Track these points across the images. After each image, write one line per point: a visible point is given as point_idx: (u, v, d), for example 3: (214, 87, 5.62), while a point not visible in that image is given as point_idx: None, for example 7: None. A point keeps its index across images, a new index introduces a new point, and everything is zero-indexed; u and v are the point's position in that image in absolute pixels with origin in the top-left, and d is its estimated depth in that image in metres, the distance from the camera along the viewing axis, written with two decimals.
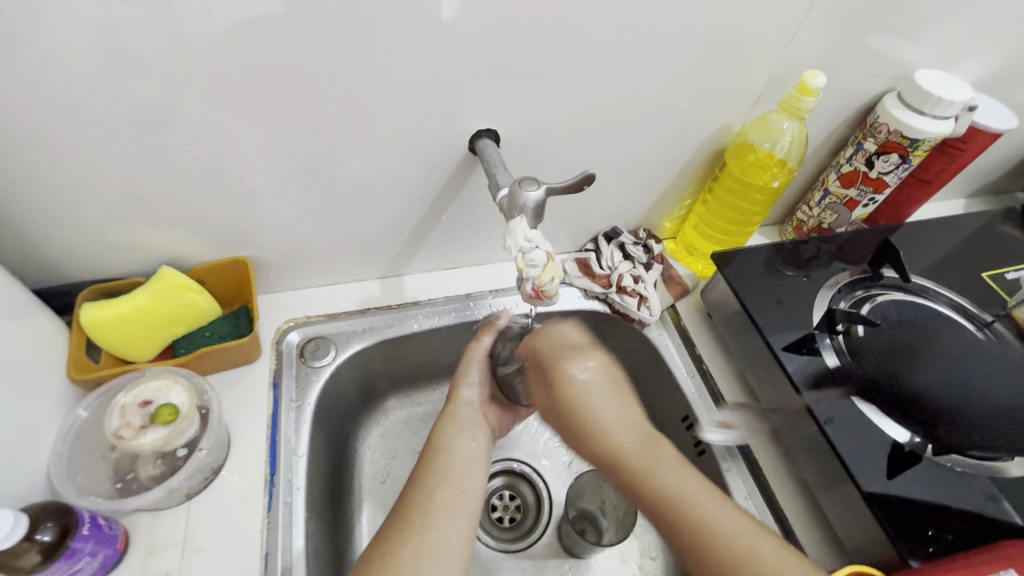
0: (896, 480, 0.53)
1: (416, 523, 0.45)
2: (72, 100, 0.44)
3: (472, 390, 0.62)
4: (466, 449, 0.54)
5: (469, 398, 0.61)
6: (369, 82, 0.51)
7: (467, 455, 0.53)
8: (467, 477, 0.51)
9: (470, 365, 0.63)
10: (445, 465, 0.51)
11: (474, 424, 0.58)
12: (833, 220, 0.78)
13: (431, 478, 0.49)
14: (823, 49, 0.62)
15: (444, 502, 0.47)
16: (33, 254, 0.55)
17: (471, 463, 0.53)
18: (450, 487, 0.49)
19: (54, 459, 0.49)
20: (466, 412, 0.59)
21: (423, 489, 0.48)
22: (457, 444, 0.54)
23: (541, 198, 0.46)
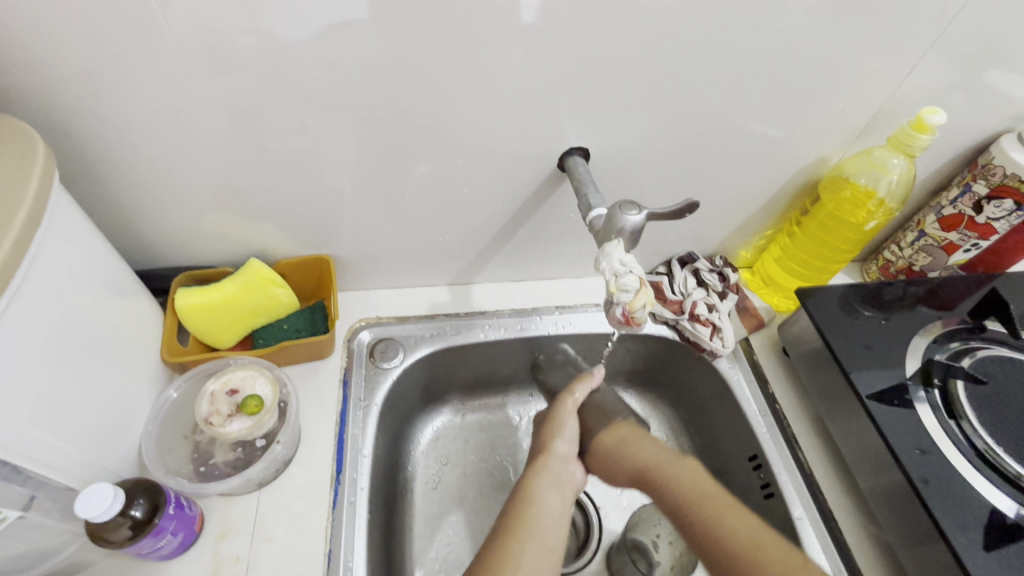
0: (997, 553, 0.49)
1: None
2: (197, 99, 0.47)
3: (568, 443, 0.56)
4: (553, 514, 0.50)
5: (564, 452, 0.56)
6: (468, 94, 0.52)
7: (551, 511, 0.50)
8: (551, 538, 0.48)
9: (563, 418, 0.58)
10: (534, 517, 0.49)
11: (567, 481, 0.54)
12: (927, 263, 0.73)
13: (521, 527, 0.48)
14: (936, 84, 0.58)
15: (531, 561, 0.45)
16: (141, 239, 0.59)
17: (555, 522, 0.49)
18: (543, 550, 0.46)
19: (145, 437, 0.51)
20: (557, 467, 0.54)
21: (514, 540, 0.46)
22: (546, 503, 0.50)
23: (641, 223, 0.45)
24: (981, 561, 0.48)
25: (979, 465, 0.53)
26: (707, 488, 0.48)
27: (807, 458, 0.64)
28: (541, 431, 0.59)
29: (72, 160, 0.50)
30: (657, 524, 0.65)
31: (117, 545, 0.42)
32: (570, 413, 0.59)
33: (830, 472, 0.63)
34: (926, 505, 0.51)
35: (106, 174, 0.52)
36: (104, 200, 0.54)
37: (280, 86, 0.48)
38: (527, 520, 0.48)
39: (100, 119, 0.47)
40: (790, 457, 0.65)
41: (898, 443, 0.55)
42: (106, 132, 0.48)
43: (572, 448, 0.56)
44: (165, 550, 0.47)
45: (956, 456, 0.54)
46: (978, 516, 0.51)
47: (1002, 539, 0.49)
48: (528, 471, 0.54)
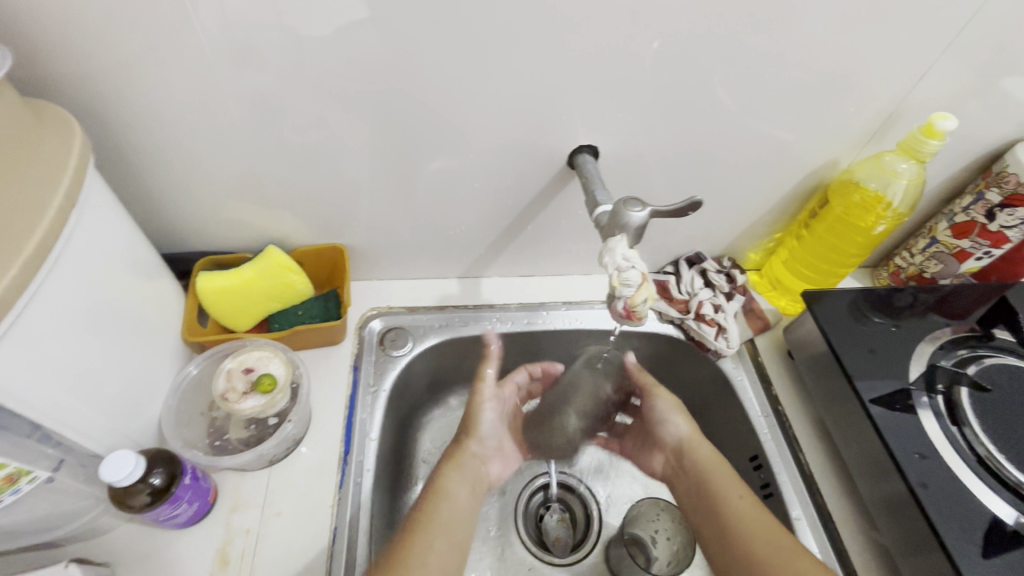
0: (994, 560, 0.49)
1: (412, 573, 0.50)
2: (222, 90, 0.50)
3: (481, 443, 0.68)
4: (456, 509, 0.59)
5: (478, 450, 0.67)
6: (482, 92, 0.53)
7: (462, 503, 0.60)
8: (461, 529, 0.58)
9: (478, 412, 0.70)
10: (441, 515, 0.57)
11: (474, 476, 0.65)
12: (938, 270, 0.72)
13: (426, 528, 0.55)
14: (948, 91, 0.58)
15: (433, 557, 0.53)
16: (165, 223, 0.62)
17: (459, 523, 0.58)
18: (443, 546, 0.54)
19: (166, 410, 0.54)
20: (471, 463, 0.65)
21: (418, 542, 0.53)
22: (453, 493, 0.60)
23: (645, 220, 0.46)
24: (976, 566, 0.48)
25: (981, 472, 0.53)
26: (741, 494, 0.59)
27: (807, 460, 0.65)
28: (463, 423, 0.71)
29: (106, 146, 0.52)
30: (654, 520, 0.66)
31: (137, 509, 0.45)
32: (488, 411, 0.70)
33: (830, 475, 0.64)
34: (924, 509, 0.52)
35: (137, 160, 0.54)
36: (134, 185, 0.57)
37: (302, 80, 0.50)
38: (435, 518, 0.57)
39: (134, 108, 0.50)
40: (790, 458, 0.65)
41: (897, 446, 0.55)
42: (139, 121, 0.51)
43: (487, 452, 0.68)
44: (181, 518, 0.49)
45: (957, 463, 0.54)
46: (975, 522, 0.51)
47: (1000, 546, 0.49)
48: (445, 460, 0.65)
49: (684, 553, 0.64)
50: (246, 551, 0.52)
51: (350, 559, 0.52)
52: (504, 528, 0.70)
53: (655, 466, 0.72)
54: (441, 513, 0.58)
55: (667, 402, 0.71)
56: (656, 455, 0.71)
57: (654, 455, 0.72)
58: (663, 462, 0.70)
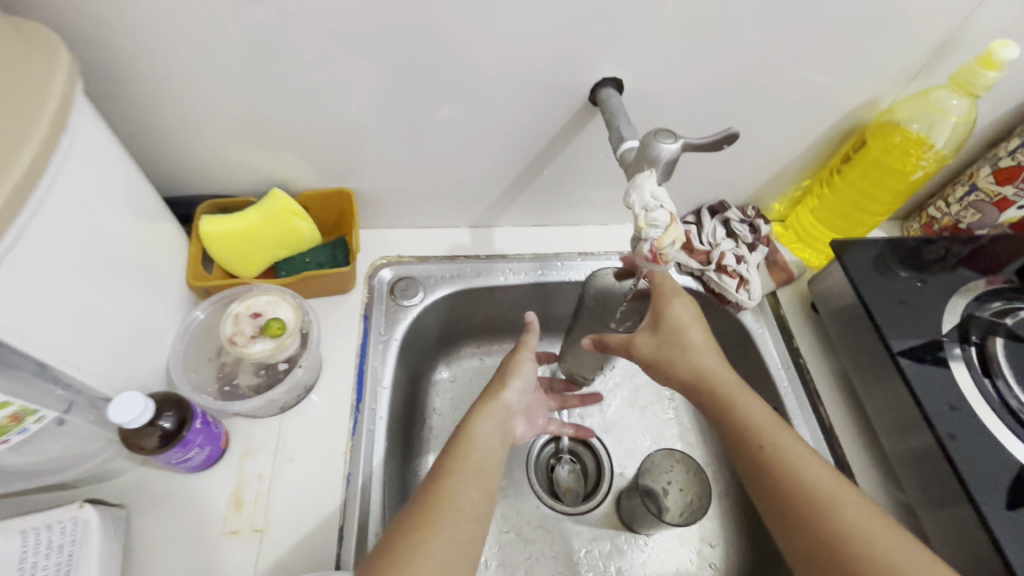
0: (1021, 510, 0.47)
1: (447, 516, 0.43)
2: (215, 15, 0.45)
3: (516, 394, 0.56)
4: (489, 450, 0.49)
5: (510, 403, 0.55)
6: (499, 16, 0.48)
7: (490, 453, 0.49)
8: (490, 477, 0.48)
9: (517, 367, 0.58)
10: (471, 457, 0.48)
11: (505, 424, 0.53)
12: (975, 220, 0.68)
13: (461, 470, 0.46)
14: (1011, 17, 0.53)
15: (469, 499, 0.44)
16: (163, 164, 0.58)
17: (494, 459, 0.49)
18: (481, 476, 0.47)
19: (173, 355, 0.52)
20: (500, 411, 0.53)
21: (454, 480, 0.45)
22: (481, 438, 0.50)
23: (676, 153, 0.43)
24: (1004, 518, 0.47)
25: (1012, 424, 0.52)
26: (765, 422, 0.49)
27: (827, 414, 0.63)
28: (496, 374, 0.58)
29: (96, 77, 0.49)
30: (667, 471, 0.65)
31: (149, 452, 0.45)
32: (528, 361, 0.58)
33: (851, 430, 0.62)
34: (951, 461, 0.50)
35: (129, 92, 0.51)
36: (128, 121, 0.53)
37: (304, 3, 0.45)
38: (465, 460, 0.47)
39: (118, 31, 0.45)
40: (811, 412, 0.63)
41: (926, 399, 0.53)
42: (126, 47, 0.47)
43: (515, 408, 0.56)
44: (193, 462, 0.48)
45: (989, 415, 0.52)
46: (1006, 474, 0.49)
47: None
48: (478, 399, 0.55)
49: (698, 504, 0.63)
50: (259, 495, 0.51)
51: (365, 503, 0.52)
52: (517, 479, 0.70)
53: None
54: (472, 460, 0.47)
55: (656, 348, 0.54)
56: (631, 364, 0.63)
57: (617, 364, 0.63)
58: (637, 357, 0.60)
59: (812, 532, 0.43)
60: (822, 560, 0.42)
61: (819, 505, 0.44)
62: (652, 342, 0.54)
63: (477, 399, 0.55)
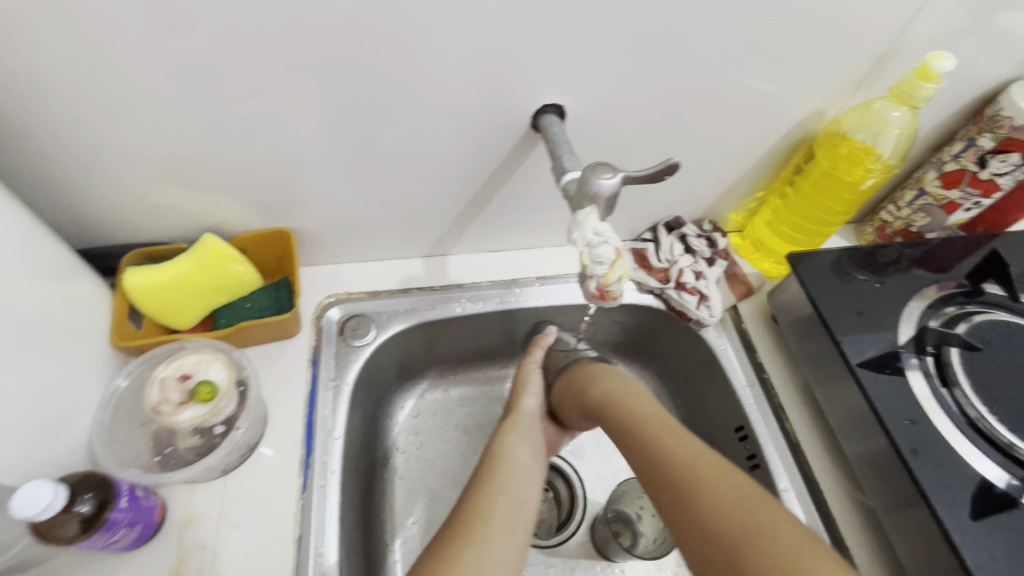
0: (983, 523, 0.47)
1: (478, 534, 0.45)
2: (116, 59, 0.42)
3: (533, 399, 0.62)
4: (525, 465, 0.53)
5: (530, 407, 0.61)
6: (429, 43, 0.46)
7: (522, 464, 0.53)
8: (524, 490, 0.51)
9: (528, 375, 0.64)
10: (502, 472, 0.52)
11: (536, 434, 0.58)
12: (925, 224, 0.69)
13: (492, 484, 0.50)
14: (944, 27, 0.53)
15: (504, 513, 0.48)
16: (80, 215, 0.54)
17: (528, 475, 0.53)
18: (514, 489, 0.50)
19: (95, 427, 0.48)
20: (526, 423, 0.59)
21: (480, 501, 0.48)
22: (515, 457, 0.54)
23: (616, 188, 0.41)
24: (969, 532, 0.47)
25: (970, 434, 0.51)
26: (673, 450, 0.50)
27: (793, 428, 0.63)
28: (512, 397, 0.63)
29: None
30: (638, 496, 0.65)
31: (67, 541, 0.41)
32: (534, 371, 0.64)
33: (817, 443, 0.62)
34: (914, 477, 0.50)
35: (28, 144, 0.46)
36: (31, 172, 0.49)
37: (215, 42, 0.42)
38: (498, 471, 0.52)
39: (5, 80, 0.41)
40: (777, 428, 0.63)
41: (887, 414, 0.53)
42: (17, 97, 0.43)
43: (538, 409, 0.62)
44: (121, 544, 0.45)
45: (947, 425, 0.52)
46: (965, 485, 0.49)
47: (989, 508, 0.48)
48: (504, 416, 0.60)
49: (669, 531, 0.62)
50: (201, 569, 0.48)
51: (319, 567, 0.49)
52: None
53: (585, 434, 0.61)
54: (502, 473, 0.51)
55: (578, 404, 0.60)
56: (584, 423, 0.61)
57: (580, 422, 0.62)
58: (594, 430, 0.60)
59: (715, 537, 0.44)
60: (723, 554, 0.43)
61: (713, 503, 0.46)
62: (603, 395, 0.58)
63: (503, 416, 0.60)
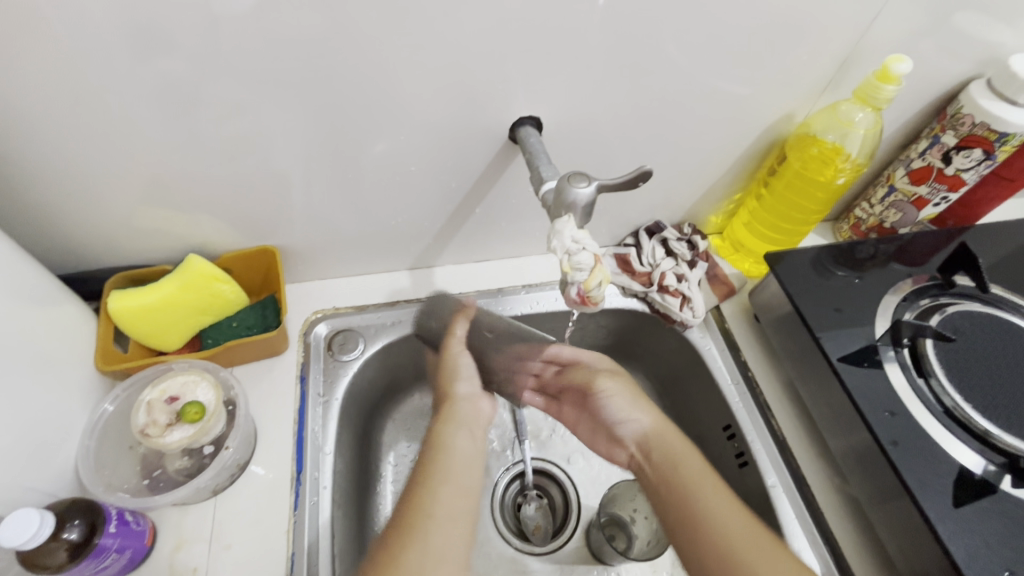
0: (965, 509, 0.48)
1: (421, 528, 0.41)
2: (94, 86, 0.42)
3: (467, 383, 0.56)
4: (466, 452, 0.49)
5: (466, 393, 0.56)
6: (405, 62, 0.47)
7: (462, 452, 0.49)
8: (466, 478, 0.46)
9: (456, 359, 0.58)
10: (443, 461, 0.47)
11: (477, 422, 0.53)
12: (897, 220, 0.71)
13: (432, 475, 0.45)
14: (901, 31, 0.55)
15: (445, 506, 0.43)
16: (62, 242, 0.54)
17: (470, 462, 0.48)
18: (457, 478, 0.46)
19: (82, 453, 0.48)
20: (461, 408, 0.53)
21: (424, 490, 0.44)
22: (454, 443, 0.49)
23: (592, 196, 0.42)
24: (951, 519, 0.48)
25: (947, 423, 0.53)
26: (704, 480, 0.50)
27: (779, 424, 0.64)
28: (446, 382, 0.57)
29: None
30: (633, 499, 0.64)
31: (55, 570, 0.41)
32: (463, 353, 0.58)
33: (802, 438, 0.63)
34: (895, 468, 0.51)
35: (7, 174, 0.47)
36: (12, 201, 0.49)
37: (193, 66, 0.43)
38: (437, 462, 0.47)
39: None
40: (763, 425, 0.64)
41: (867, 407, 0.54)
42: None
43: (474, 390, 0.56)
44: (111, 570, 0.45)
45: (926, 416, 0.53)
46: (946, 474, 0.50)
47: (969, 495, 0.49)
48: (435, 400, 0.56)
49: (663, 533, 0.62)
50: None
51: None
52: (482, 525, 0.68)
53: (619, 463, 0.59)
54: (444, 464, 0.47)
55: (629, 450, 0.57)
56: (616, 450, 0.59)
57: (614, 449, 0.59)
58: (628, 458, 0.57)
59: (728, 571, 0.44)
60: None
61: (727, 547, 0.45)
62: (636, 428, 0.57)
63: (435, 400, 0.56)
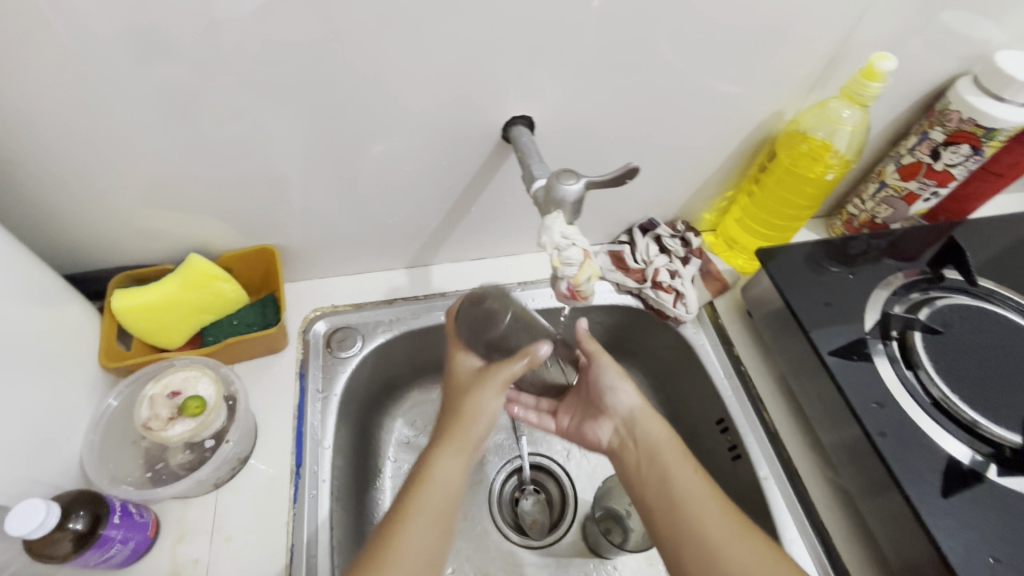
0: (953, 499, 0.49)
1: (386, 573, 0.42)
2: (97, 90, 0.44)
3: (485, 421, 0.52)
4: (452, 492, 0.48)
5: (479, 431, 0.52)
6: (399, 64, 0.48)
7: (450, 492, 0.48)
8: (445, 519, 0.47)
9: (490, 388, 0.52)
10: (426, 502, 0.47)
11: (474, 455, 0.52)
12: (888, 215, 0.72)
13: (408, 517, 0.46)
14: (888, 29, 0.56)
15: (414, 551, 0.44)
16: (67, 242, 0.56)
17: (452, 501, 0.48)
18: (434, 520, 0.46)
19: (87, 447, 0.50)
20: (468, 443, 0.51)
21: (397, 535, 0.45)
22: (446, 486, 0.48)
23: (581, 192, 0.43)
24: (938, 508, 0.49)
25: (935, 414, 0.53)
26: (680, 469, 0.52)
27: (771, 418, 0.64)
28: (457, 399, 0.53)
29: None
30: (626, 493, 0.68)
31: (61, 559, 0.42)
32: (499, 393, 0.52)
33: (794, 431, 0.64)
34: (884, 459, 0.52)
35: (13, 176, 0.48)
36: (17, 202, 0.50)
37: (192, 69, 0.44)
38: (421, 502, 0.47)
39: None
40: (755, 418, 0.65)
41: (856, 399, 0.55)
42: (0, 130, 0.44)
43: (490, 429, 0.53)
44: (115, 559, 0.46)
45: (914, 408, 0.54)
46: (934, 464, 0.51)
47: (957, 484, 0.50)
48: (447, 419, 0.53)
49: None
50: None
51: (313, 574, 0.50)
52: (480, 519, 0.69)
53: (600, 436, 0.59)
54: (427, 506, 0.47)
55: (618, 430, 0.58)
56: (600, 422, 0.59)
57: (598, 422, 0.59)
58: (611, 432, 0.58)
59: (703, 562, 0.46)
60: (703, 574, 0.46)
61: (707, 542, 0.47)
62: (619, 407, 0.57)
63: (446, 424, 0.53)
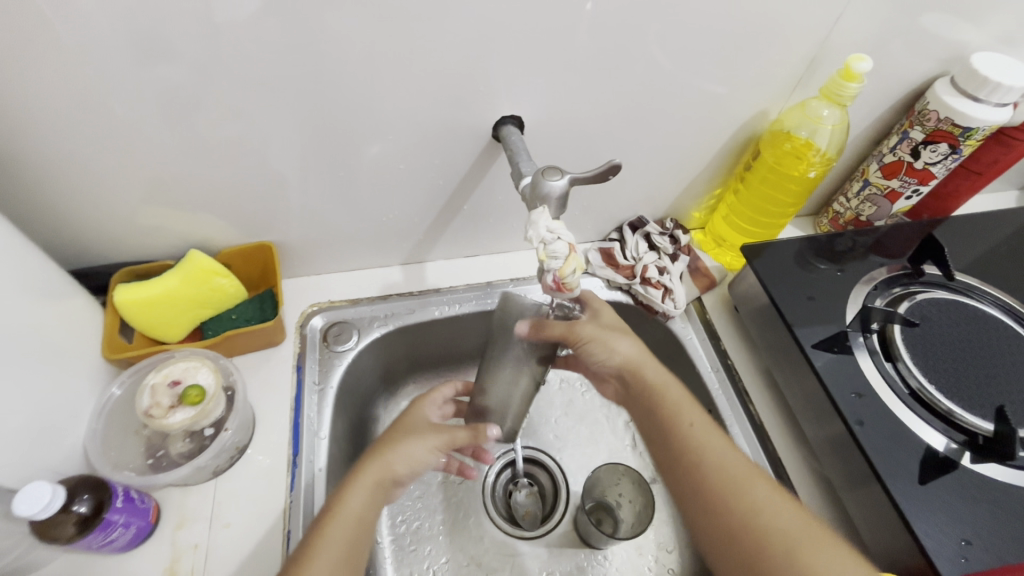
0: (929, 486, 0.51)
1: None
2: (101, 91, 0.45)
3: (408, 465, 0.49)
4: (365, 524, 0.46)
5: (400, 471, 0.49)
6: (392, 65, 0.50)
7: (363, 524, 0.46)
8: (353, 551, 0.45)
9: (413, 445, 0.50)
10: (334, 534, 0.45)
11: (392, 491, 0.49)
12: (872, 213, 0.74)
13: (317, 548, 0.44)
14: (867, 31, 0.58)
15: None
16: (70, 238, 0.57)
17: (364, 532, 0.46)
18: (342, 556, 0.44)
19: (90, 435, 0.51)
20: (389, 480, 0.49)
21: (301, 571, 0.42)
22: (360, 518, 0.46)
23: (565, 188, 0.45)
24: (914, 494, 0.50)
25: (912, 404, 0.55)
26: (688, 407, 0.53)
27: (756, 410, 0.66)
28: (387, 438, 0.51)
29: None
30: (616, 485, 0.67)
31: (64, 540, 0.44)
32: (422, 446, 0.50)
33: (779, 422, 0.65)
34: (862, 448, 0.53)
35: (20, 174, 0.50)
36: (23, 199, 0.52)
37: (191, 71, 0.46)
38: (330, 534, 0.44)
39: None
40: (741, 410, 0.66)
41: (836, 390, 0.57)
42: (8, 130, 0.46)
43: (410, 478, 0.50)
44: (118, 543, 0.48)
45: (892, 398, 0.55)
46: (910, 452, 0.53)
47: (932, 472, 0.51)
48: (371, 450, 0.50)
49: (645, 513, 0.65)
50: (195, 567, 0.50)
51: None
52: (474, 509, 0.70)
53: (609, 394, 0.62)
54: (336, 540, 0.44)
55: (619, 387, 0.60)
56: (606, 384, 0.61)
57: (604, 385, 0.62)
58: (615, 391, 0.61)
59: (723, 500, 0.47)
60: (721, 508, 0.47)
61: (727, 482, 0.48)
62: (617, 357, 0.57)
63: (369, 451, 0.50)
